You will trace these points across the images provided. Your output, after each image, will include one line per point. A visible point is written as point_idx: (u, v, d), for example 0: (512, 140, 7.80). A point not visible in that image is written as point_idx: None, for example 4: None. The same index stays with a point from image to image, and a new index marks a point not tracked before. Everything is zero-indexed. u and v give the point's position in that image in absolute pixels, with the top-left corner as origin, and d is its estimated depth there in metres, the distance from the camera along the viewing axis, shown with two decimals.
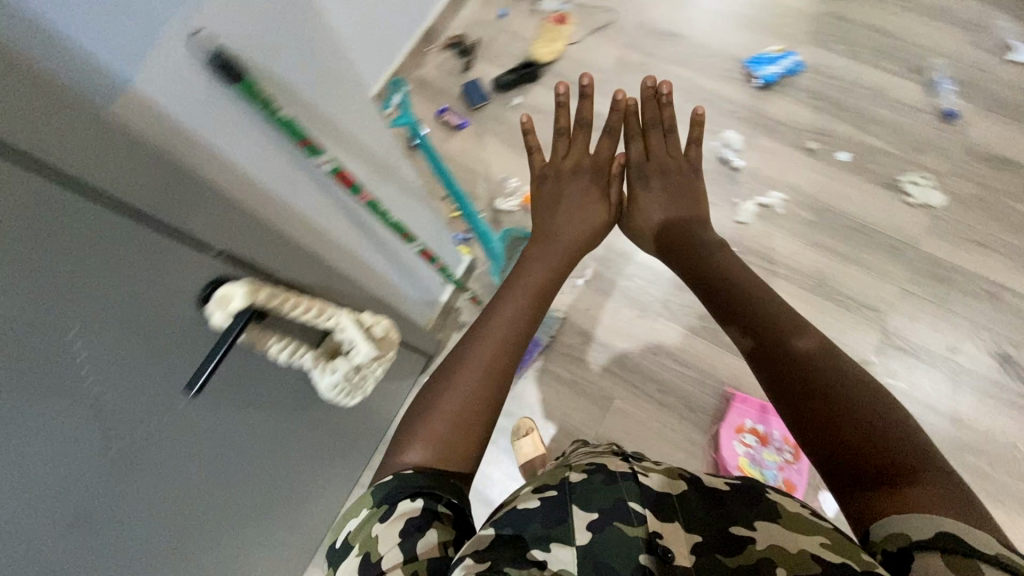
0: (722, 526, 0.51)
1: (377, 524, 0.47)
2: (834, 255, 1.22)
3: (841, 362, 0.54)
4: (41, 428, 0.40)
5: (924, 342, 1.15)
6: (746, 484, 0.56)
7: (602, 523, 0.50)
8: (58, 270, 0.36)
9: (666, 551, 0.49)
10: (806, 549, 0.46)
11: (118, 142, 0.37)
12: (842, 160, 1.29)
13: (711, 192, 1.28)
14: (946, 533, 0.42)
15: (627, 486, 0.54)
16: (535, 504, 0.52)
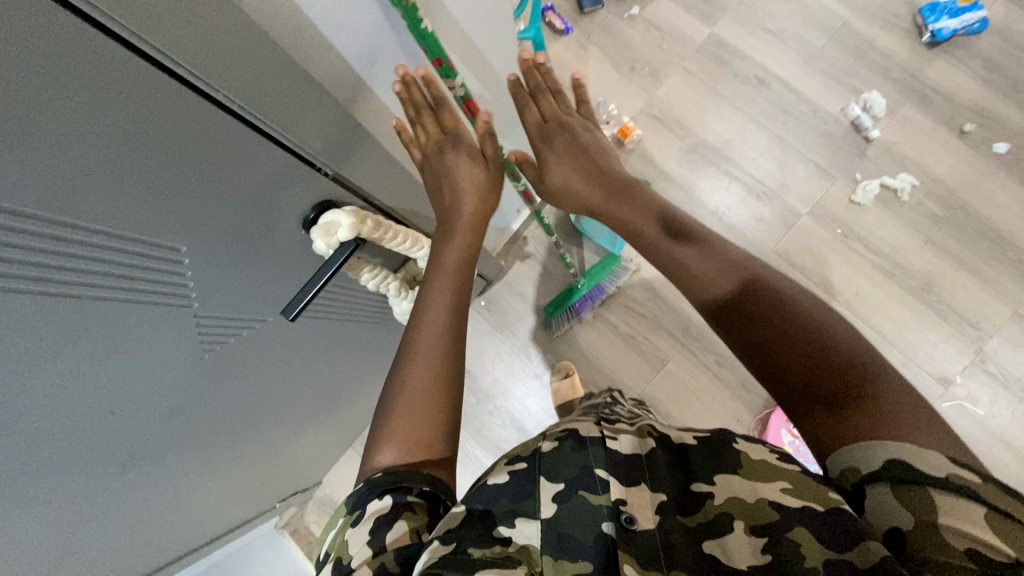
0: (683, 484, 0.50)
1: (350, 529, 0.45)
2: (952, 259, 1.09)
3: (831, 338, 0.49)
4: (153, 335, 0.38)
5: (1020, 372, 1.05)
6: (709, 436, 0.54)
7: (568, 492, 0.48)
8: (167, 177, 0.31)
9: (630, 519, 0.46)
10: (769, 499, 0.46)
11: (227, 25, 0.31)
12: (997, 151, 1.11)
13: (831, 161, 1.14)
14: (896, 461, 0.41)
15: (596, 451, 0.52)
16: (503, 479, 0.50)
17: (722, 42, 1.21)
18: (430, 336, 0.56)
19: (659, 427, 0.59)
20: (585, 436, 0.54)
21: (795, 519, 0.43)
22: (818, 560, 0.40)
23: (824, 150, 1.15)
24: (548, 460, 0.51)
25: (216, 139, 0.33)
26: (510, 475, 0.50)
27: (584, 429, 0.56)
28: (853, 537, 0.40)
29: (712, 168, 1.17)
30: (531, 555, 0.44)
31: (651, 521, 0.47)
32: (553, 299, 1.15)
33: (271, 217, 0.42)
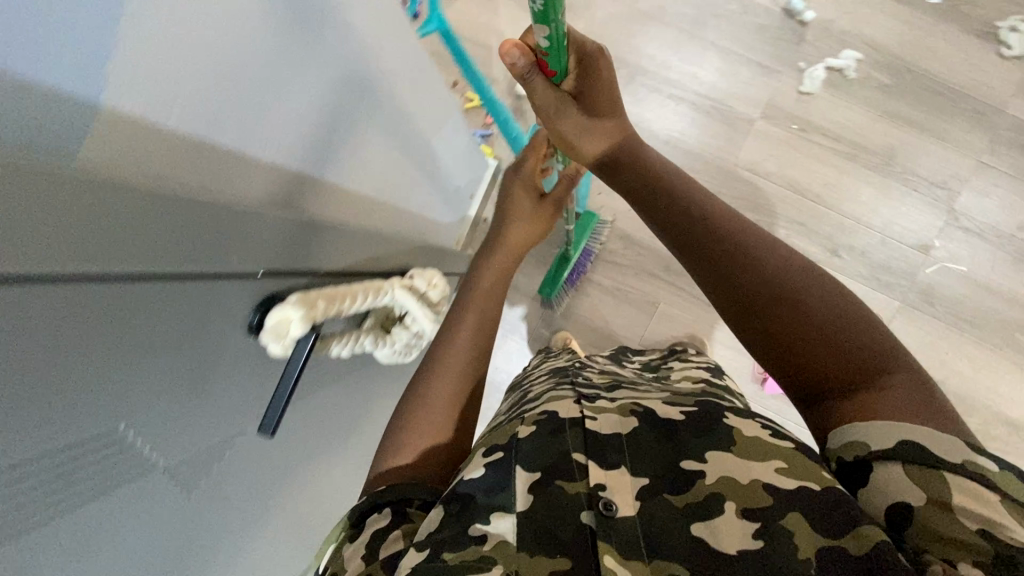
0: (671, 462, 0.45)
1: (347, 546, 0.44)
2: (908, 126, 1.07)
3: (840, 328, 0.47)
4: (137, 519, 0.33)
5: (992, 219, 1.07)
6: (699, 409, 0.49)
7: (545, 481, 0.43)
8: (69, 389, 0.26)
9: (608, 504, 0.42)
10: (760, 480, 0.42)
11: (72, 190, 0.24)
12: (930, 3, 1.07)
13: (772, 57, 1.09)
14: (908, 443, 0.40)
15: (575, 435, 0.47)
16: (479, 473, 0.44)
17: None
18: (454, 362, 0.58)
19: (644, 400, 0.52)
20: (562, 418, 0.48)
21: (787, 505, 0.40)
22: (812, 548, 0.37)
23: (763, 46, 1.09)
24: (525, 449, 0.45)
25: (109, 320, 0.27)
26: (485, 470, 0.44)
27: (565, 410, 0.49)
28: (843, 526, 0.37)
29: (655, 95, 1.11)
30: (505, 551, 0.39)
31: (632, 507, 0.42)
32: (544, 277, 1.11)
33: (207, 354, 0.36)
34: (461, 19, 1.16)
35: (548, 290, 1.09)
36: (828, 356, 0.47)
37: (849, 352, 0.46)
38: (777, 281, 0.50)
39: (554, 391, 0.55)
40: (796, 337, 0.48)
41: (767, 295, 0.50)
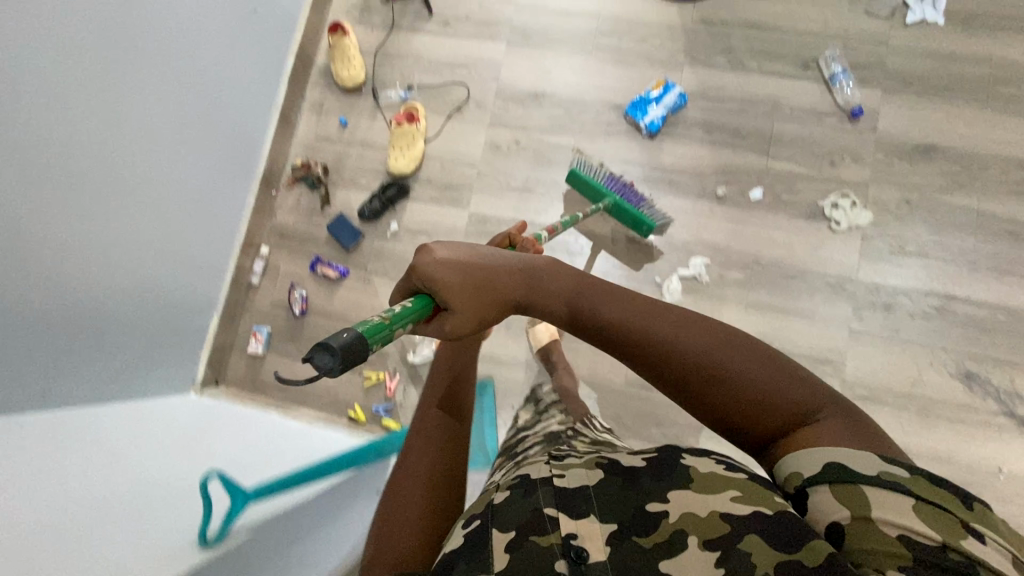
0: (637, 504, 0.51)
1: None
2: (774, 313, 1.12)
3: (769, 380, 0.55)
4: None
5: (886, 382, 1.08)
6: (659, 454, 0.56)
7: (519, 539, 0.49)
8: None
9: (579, 552, 0.48)
10: (716, 511, 0.48)
11: None
12: (755, 199, 1.16)
13: (629, 279, 1.16)
14: (832, 466, 0.48)
15: (545, 492, 0.53)
16: (458, 541, 0.50)
17: (483, 218, 1.23)
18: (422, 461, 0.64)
19: (611, 456, 0.59)
20: (528, 483, 0.55)
21: (743, 529, 0.46)
22: (770, 566, 0.44)
23: (618, 271, 1.17)
24: (499, 512, 0.52)
25: None
26: (466, 538, 0.50)
27: (536, 473, 0.56)
28: (798, 542, 0.44)
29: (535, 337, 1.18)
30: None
31: (602, 551, 0.48)
32: (631, 227, 1.14)
33: None
34: (345, 304, 1.25)
35: (640, 221, 1.11)
36: (761, 408, 0.54)
37: (777, 402, 0.53)
38: (705, 358, 0.56)
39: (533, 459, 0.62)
40: (720, 396, 0.55)
41: (702, 375, 0.56)
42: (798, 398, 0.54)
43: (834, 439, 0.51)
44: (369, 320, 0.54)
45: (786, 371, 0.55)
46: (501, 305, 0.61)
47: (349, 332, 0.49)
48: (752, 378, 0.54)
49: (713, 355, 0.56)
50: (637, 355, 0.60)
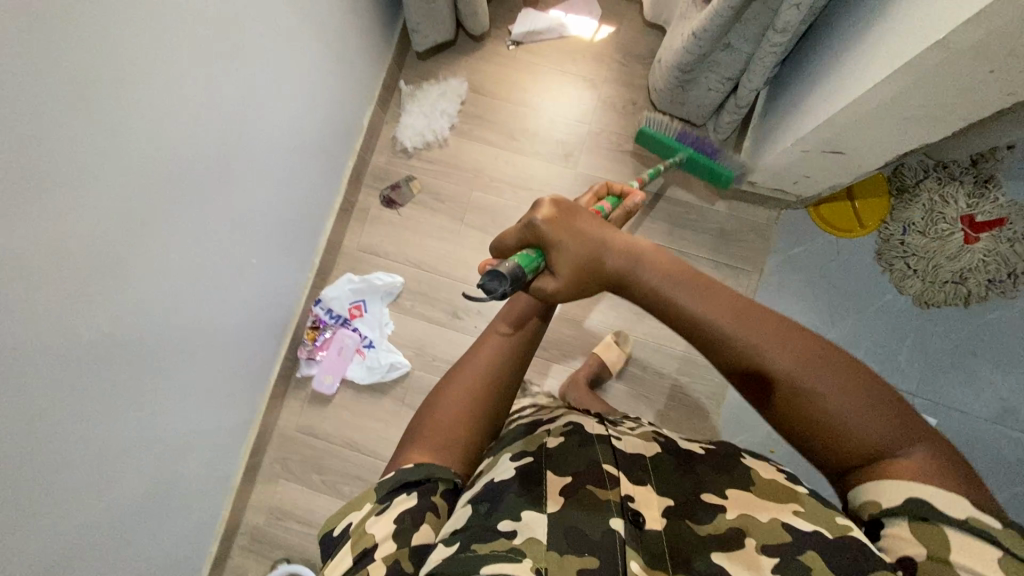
0: (694, 491, 0.56)
1: (372, 518, 0.53)
2: None
3: (868, 416, 0.50)
4: None
5: None
6: (716, 454, 0.60)
7: (575, 486, 0.55)
8: None
9: (637, 514, 0.53)
10: (778, 519, 0.50)
11: None
12: None
13: None
14: (915, 500, 0.46)
15: (603, 449, 0.59)
16: (508, 473, 0.55)
17: None
18: (466, 376, 0.65)
19: (664, 433, 0.65)
20: (587, 434, 0.61)
21: (806, 544, 0.47)
22: (810, 557, 0.46)
23: None
24: (555, 457, 0.57)
25: None
26: (517, 470, 0.56)
27: (591, 428, 0.63)
28: (868, 555, 0.45)
29: None
30: (537, 548, 0.48)
31: (659, 522, 0.52)
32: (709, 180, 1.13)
33: None
34: None
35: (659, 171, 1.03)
36: (833, 435, 0.51)
37: (851, 437, 0.50)
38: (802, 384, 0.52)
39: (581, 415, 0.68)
40: (795, 413, 0.52)
41: (787, 393, 0.53)
42: (917, 457, 0.48)
43: (922, 472, 0.47)
44: (523, 253, 0.61)
45: (912, 416, 0.50)
46: (604, 282, 0.63)
47: (512, 261, 0.59)
48: (824, 392, 0.51)
49: (800, 380, 0.52)
50: (731, 366, 0.57)
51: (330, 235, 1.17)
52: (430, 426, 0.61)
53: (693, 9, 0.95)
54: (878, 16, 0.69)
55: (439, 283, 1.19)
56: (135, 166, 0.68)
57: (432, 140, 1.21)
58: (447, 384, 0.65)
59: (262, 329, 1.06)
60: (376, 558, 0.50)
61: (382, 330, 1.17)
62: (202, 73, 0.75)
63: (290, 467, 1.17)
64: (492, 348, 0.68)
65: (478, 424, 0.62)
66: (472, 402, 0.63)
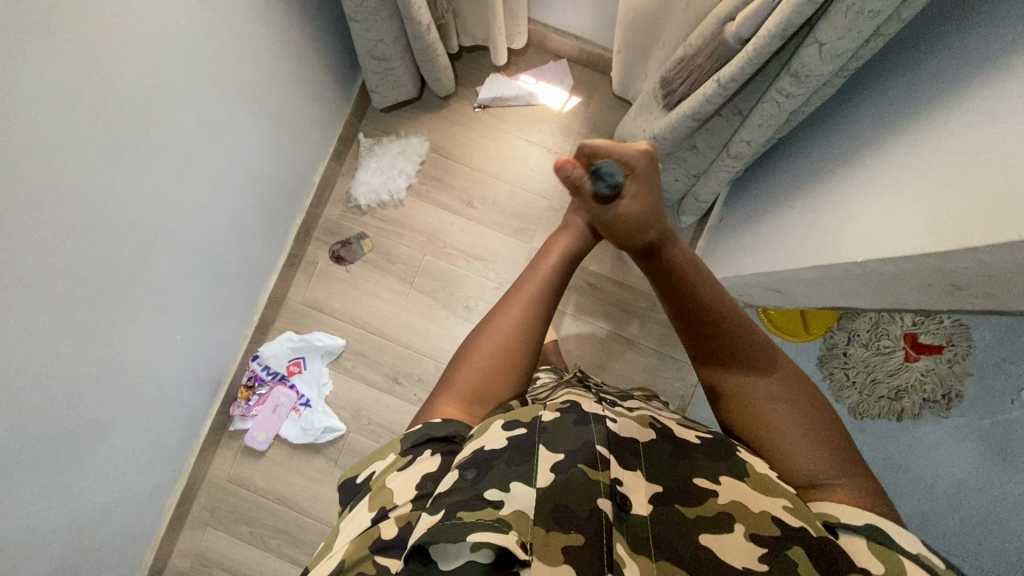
0: (686, 475, 0.52)
1: (397, 471, 0.51)
2: None
3: (820, 435, 0.52)
4: None
5: None
6: (715, 437, 0.56)
7: (567, 463, 0.51)
8: None
9: (625, 502, 0.50)
10: (769, 512, 0.48)
11: None
12: None
13: None
14: (871, 526, 0.46)
15: (599, 430, 0.54)
16: (501, 444, 0.51)
17: None
18: (518, 300, 0.60)
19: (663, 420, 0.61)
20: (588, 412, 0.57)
21: (795, 540, 0.46)
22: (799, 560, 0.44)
23: None
24: (555, 435, 0.53)
25: None
26: (511, 441, 0.51)
27: (591, 406, 0.58)
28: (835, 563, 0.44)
29: None
30: (523, 521, 0.46)
31: (644, 508, 0.50)
32: None
33: None
34: None
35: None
36: (780, 432, 0.54)
37: (799, 439, 0.53)
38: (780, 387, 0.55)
39: (576, 394, 0.64)
40: (759, 408, 0.56)
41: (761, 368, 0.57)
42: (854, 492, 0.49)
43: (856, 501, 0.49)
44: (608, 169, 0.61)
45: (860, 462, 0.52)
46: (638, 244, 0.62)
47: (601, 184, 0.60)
48: (789, 401, 0.55)
49: (777, 379, 0.56)
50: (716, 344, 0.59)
51: (272, 290, 1.14)
52: (457, 381, 0.56)
53: (653, 105, 0.87)
54: (840, 182, 0.64)
55: (382, 346, 1.16)
56: (41, 265, 0.64)
57: (388, 200, 1.17)
58: (487, 322, 0.59)
59: (197, 386, 1.04)
60: (387, 516, 0.48)
61: (319, 390, 1.15)
62: (128, 154, 0.70)
63: (218, 516, 1.17)
64: (535, 281, 0.61)
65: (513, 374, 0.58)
66: (503, 350, 0.57)
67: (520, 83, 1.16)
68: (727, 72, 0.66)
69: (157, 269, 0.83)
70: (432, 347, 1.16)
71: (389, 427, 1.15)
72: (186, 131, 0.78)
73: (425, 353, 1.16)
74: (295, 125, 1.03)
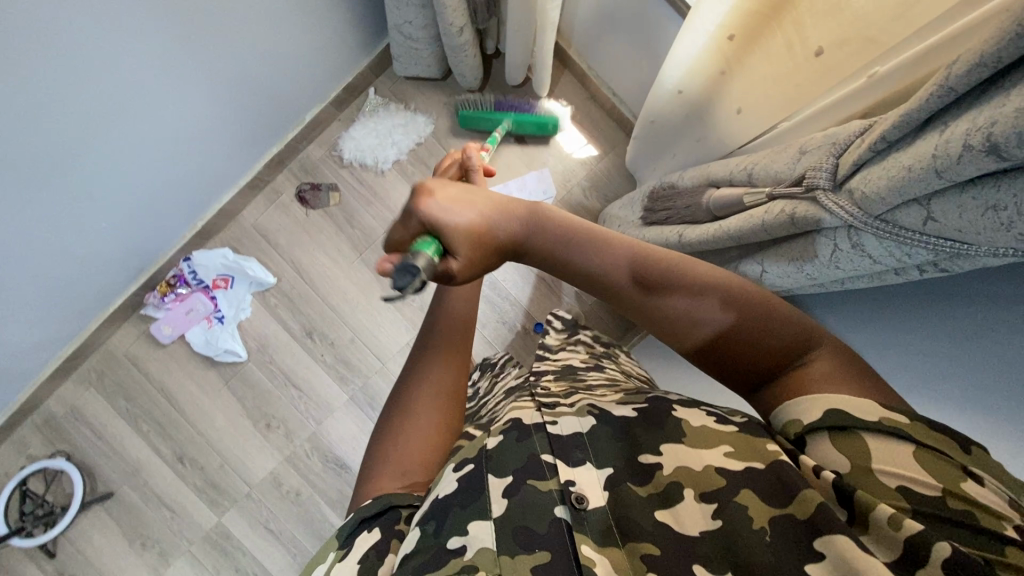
0: (631, 454, 0.47)
1: (336, 564, 0.46)
2: None
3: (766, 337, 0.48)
4: None
5: None
6: (650, 406, 0.50)
7: (515, 485, 0.46)
8: None
9: (579, 499, 0.44)
10: (711, 465, 0.43)
11: None
12: None
13: None
14: (834, 411, 0.41)
15: (540, 438, 0.49)
16: (450, 488, 0.47)
17: None
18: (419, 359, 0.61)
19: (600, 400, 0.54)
20: (527, 427, 0.50)
21: (741, 482, 0.41)
22: (764, 520, 0.39)
23: None
24: (496, 458, 0.48)
25: None
26: (458, 485, 0.47)
27: (528, 418, 0.52)
28: (787, 496, 0.39)
29: None
30: (486, 557, 0.42)
31: (601, 498, 0.44)
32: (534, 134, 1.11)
33: None
34: None
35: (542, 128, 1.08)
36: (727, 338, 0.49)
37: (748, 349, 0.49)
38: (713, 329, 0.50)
39: (521, 403, 0.57)
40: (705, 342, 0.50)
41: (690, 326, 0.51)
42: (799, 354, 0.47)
43: (830, 376, 0.45)
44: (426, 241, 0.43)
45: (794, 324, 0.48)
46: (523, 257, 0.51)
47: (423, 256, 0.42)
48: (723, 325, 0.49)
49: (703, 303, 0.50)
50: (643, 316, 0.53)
51: (225, 205, 1.14)
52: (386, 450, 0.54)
53: (637, 211, 0.87)
54: None
55: (309, 299, 1.18)
56: None
57: (371, 164, 1.15)
58: (397, 400, 0.58)
59: (123, 258, 1.07)
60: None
61: (236, 313, 1.17)
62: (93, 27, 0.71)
63: (103, 382, 1.21)
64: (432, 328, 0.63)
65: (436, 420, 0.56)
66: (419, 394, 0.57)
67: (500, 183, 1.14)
68: (690, 235, 0.66)
69: (113, 137, 0.86)
70: (355, 320, 1.18)
71: (287, 373, 1.19)
72: (160, 41, 0.80)
73: (345, 322, 1.18)
74: (296, 65, 1.03)
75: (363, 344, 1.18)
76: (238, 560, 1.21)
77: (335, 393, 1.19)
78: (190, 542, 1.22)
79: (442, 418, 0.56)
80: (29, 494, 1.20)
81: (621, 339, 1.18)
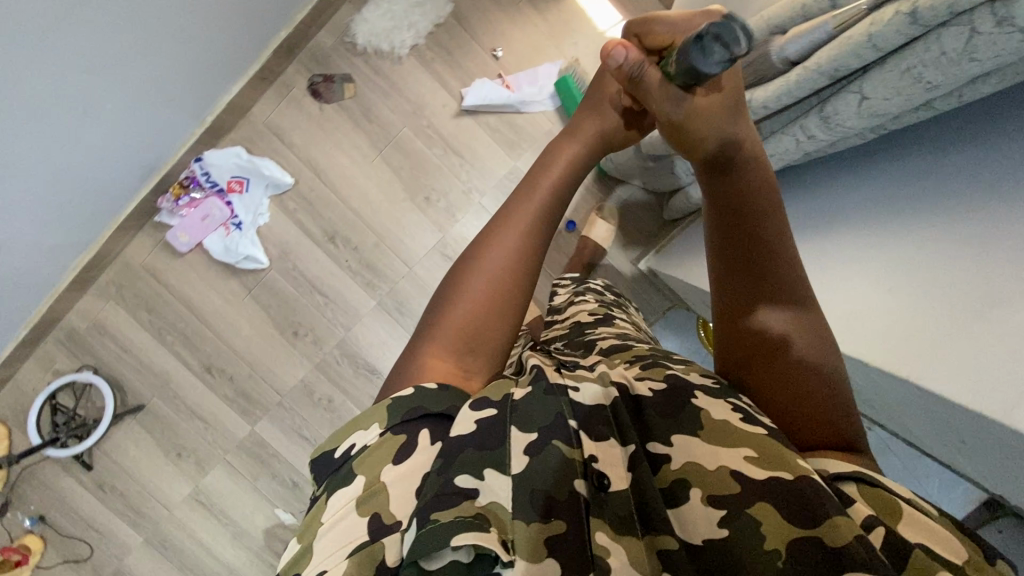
0: (641, 440, 0.41)
1: (390, 464, 0.38)
2: None
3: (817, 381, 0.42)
4: None
5: None
6: (671, 386, 0.44)
7: (540, 442, 0.39)
8: None
9: (601, 477, 0.39)
10: (726, 466, 0.38)
11: None
12: None
13: None
14: (860, 477, 0.38)
15: (566, 401, 0.42)
16: (472, 428, 0.39)
17: None
18: (519, 211, 0.50)
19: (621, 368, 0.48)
20: (552, 380, 0.43)
21: (756, 492, 0.36)
22: (782, 543, 0.34)
23: None
24: (518, 407, 0.41)
25: None
26: (478, 427, 0.39)
27: (551, 372, 0.44)
28: (817, 517, 0.34)
29: None
30: (499, 511, 0.36)
31: (624, 481, 0.39)
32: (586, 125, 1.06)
33: None
34: None
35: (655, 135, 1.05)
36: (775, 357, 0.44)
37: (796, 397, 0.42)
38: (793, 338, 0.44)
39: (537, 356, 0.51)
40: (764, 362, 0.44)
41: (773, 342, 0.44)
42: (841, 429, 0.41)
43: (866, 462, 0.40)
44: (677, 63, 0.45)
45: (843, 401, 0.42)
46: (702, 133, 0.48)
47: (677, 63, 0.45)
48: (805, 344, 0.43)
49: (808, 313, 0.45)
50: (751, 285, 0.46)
51: (234, 99, 1.07)
52: (450, 322, 0.45)
53: None
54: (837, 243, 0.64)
55: (328, 202, 1.13)
56: None
57: (387, 51, 1.07)
58: (476, 260, 0.48)
59: (129, 153, 1.00)
60: (392, 534, 0.36)
61: (254, 218, 1.12)
62: None
63: (123, 295, 1.17)
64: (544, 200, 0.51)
65: (506, 308, 0.46)
66: (513, 257, 0.47)
67: (511, 91, 1.07)
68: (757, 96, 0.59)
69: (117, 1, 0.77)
70: (378, 223, 1.13)
71: (311, 279, 1.15)
72: None
73: (369, 226, 1.13)
74: None
75: (388, 248, 1.14)
76: (275, 466, 1.23)
77: (361, 299, 1.16)
78: (225, 451, 1.23)
79: (510, 308, 0.47)
80: (59, 407, 1.20)
81: (653, 240, 1.13)
